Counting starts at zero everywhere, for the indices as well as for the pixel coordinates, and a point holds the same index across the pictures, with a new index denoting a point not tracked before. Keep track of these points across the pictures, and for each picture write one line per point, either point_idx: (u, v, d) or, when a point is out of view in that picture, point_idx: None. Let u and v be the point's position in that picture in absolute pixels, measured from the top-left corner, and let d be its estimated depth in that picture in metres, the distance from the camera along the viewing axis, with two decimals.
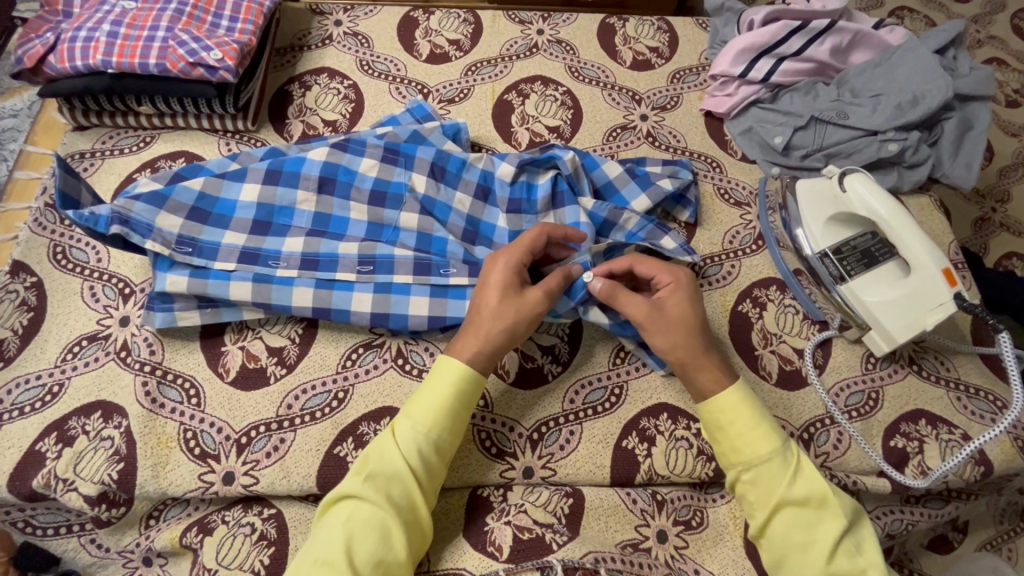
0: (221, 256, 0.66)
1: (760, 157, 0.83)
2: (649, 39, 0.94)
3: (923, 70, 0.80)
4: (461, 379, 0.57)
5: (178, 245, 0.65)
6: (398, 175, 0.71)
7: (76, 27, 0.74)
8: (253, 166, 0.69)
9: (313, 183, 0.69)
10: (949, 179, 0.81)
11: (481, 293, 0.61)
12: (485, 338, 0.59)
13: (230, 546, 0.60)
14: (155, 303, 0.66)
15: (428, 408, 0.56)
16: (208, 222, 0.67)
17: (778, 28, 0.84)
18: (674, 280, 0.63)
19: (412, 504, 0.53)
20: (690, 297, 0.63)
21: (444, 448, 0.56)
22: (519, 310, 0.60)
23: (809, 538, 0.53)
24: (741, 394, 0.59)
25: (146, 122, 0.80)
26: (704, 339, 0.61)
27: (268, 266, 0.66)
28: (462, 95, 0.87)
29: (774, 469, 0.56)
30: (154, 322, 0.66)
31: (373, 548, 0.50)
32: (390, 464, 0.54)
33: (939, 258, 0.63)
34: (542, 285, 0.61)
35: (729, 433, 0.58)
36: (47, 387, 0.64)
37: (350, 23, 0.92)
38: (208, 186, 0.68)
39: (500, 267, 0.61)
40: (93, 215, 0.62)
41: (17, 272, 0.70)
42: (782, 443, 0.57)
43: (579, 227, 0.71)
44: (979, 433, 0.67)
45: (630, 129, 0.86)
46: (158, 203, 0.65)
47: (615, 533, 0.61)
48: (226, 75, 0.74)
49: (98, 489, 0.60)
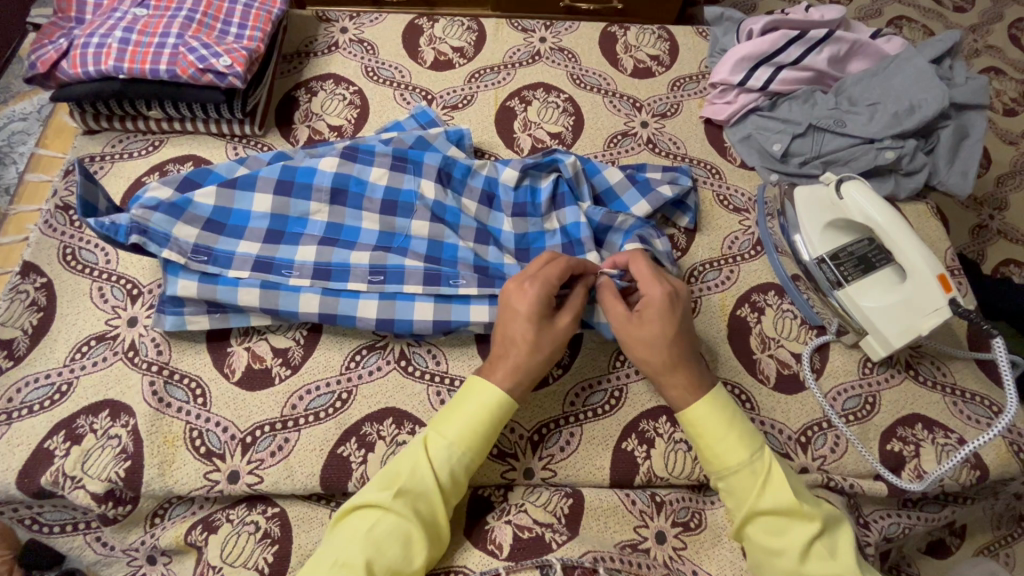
0: (235, 264, 0.67)
1: (759, 164, 0.85)
2: (650, 48, 0.95)
3: (919, 79, 0.82)
4: (496, 404, 0.57)
5: (194, 254, 0.66)
6: (407, 182, 0.73)
7: (88, 34, 0.76)
8: (264, 176, 0.70)
9: (325, 193, 0.71)
10: (945, 186, 0.83)
11: (510, 323, 0.60)
12: (522, 370, 0.59)
13: (234, 544, 0.60)
14: (166, 306, 0.67)
15: (463, 429, 0.57)
16: (224, 232, 0.68)
17: (777, 37, 0.86)
18: (647, 296, 0.61)
19: (434, 520, 0.54)
20: (665, 314, 0.60)
21: (472, 468, 0.57)
22: (553, 339, 0.61)
23: (781, 545, 0.54)
24: (712, 404, 0.59)
25: (155, 126, 0.81)
26: (678, 353, 0.60)
27: (281, 274, 0.67)
28: (465, 101, 0.88)
29: (742, 479, 0.56)
30: (164, 324, 0.67)
31: (395, 559, 0.50)
32: (420, 482, 0.54)
33: (934, 264, 0.64)
34: (569, 308, 0.63)
35: (706, 442, 0.58)
36: (56, 386, 0.65)
37: (356, 31, 0.93)
38: (221, 197, 0.69)
39: (529, 297, 0.60)
40: (113, 224, 0.64)
41: (28, 273, 0.71)
42: (751, 453, 0.57)
43: (579, 229, 0.73)
44: (974, 437, 0.68)
45: (630, 136, 0.87)
46: (175, 214, 0.67)
47: (614, 534, 0.61)
48: (235, 81, 0.75)
49: (104, 487, 0.61)
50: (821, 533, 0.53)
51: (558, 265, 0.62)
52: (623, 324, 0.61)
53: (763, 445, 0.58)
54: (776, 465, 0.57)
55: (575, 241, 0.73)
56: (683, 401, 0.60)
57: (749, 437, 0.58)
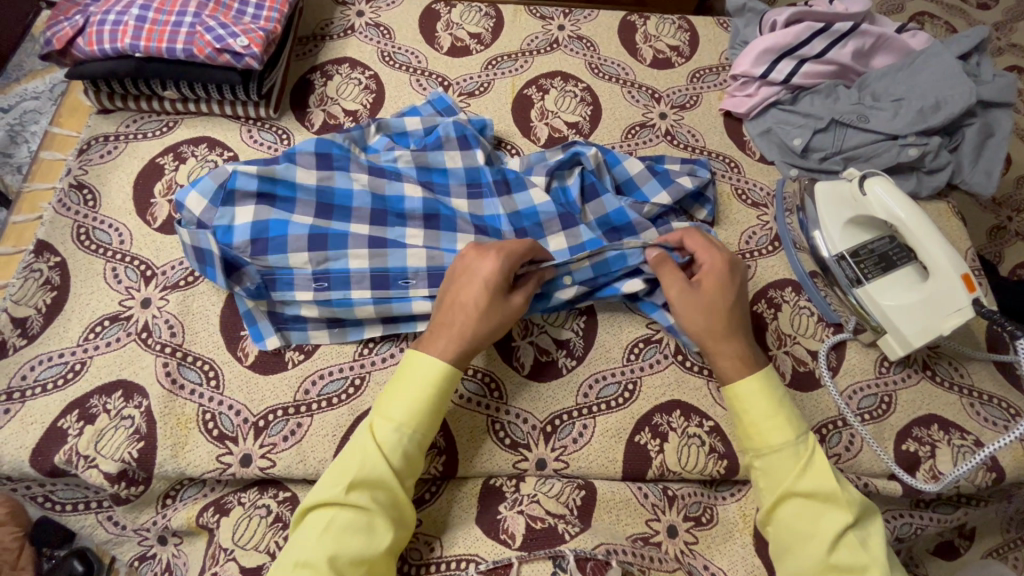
0: (354, 284, 0.66)
1: (779, 158, 0.84)
2: (670, 38, 0.94)
3: (946, 76, 0.80)
4: (439, 377, 0.57)
5: (316, 282, 0.66)
6: (488, 208, 0.73)
7: (104, 10, 0.75)
8: (358, 205, 0.70)
9: (419, 219, 0.70)
10: (967, 185, 0.81)
11: (466, 290, 0.61)
12: (470, 339, 0.59)
13: (246, 527, 0.60)
14: (289, 322, 0.68)
15: (409, 408, 0.56)
16: (330, 249, 0.67)
17: (801, 28, 0.84)
18: (709, 261, 0.64)
19: (395, 502, 0.54)
20: (726, 281, 0.63)
21: (424, 444, 0.57)
22: (504, 312, 0.61)
23: (803, 537, 0.54)
24: (762, 382, 0.59)
25: (169, 107, 0.80)
26: (735, 323, 0.62)
27: (398, 287, 0.67)
28: (482, 88, 0.87)
29: (785, 459, 0.57)
30: (290, 339, 0.68)
31: (357, 548, 0.50)
32: (372, 468, 0.53)
33: (959, 263, 0.63)
34: (524, 290, 0.63)
35: (751, 417, 0.59)
36: (69, 365, 0.65)
37: (372, 14, 0.92)
38: (319, 219, 0.68)
39: (491, 265, 0.61)
40: (256, 287, 0.66)
41: (41, 252, 0.71)
42: (797, 436, 0.57)
43: (626, 215, 0.73)
44: (991, 439, 0.68)
45: (648, 127, 0.86)
46: (283, 248, 0.66)
47: (626, 526, 0.61)
48: (252, 61, 0.74)
49: (118, 467, 0.61)
50: (826, 533, 0.53)
51: (526, 244, 0.64)
52: (683, 291, 0.63)
53: (808, 430, 0.59)
54: (820, 454, 0.57)
55: (618, 229, 0.73)
56: (735, 376, 0.60)
57: (797, 422, 0.58)
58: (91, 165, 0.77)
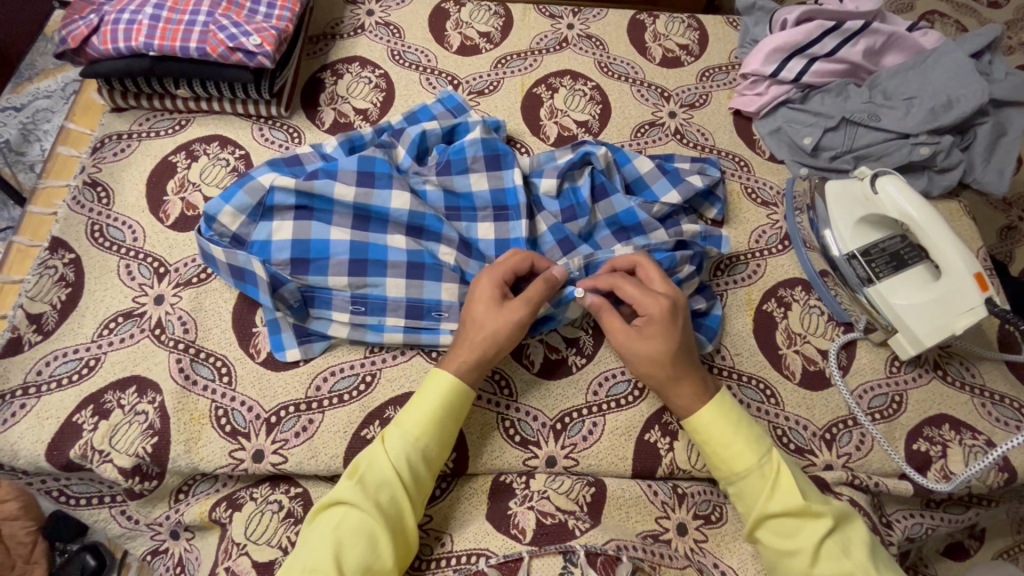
0: (390, 311, 0.67)
1: (789, 157, 0.84)
2: (680, 37, 0.94)
3: (959, 73, 0.79)
4: (449, 391, 0.58)
5: (354, 305, 0.67)
6: (513, 230, 0.72)
7: (119, 9, 0.75)
8: (395, 219, 0.69)
9: (455, 243, 0.70)
10: (979, 184, 0.81)
11: (470, 305, 0.63)
12: (474, 351, 0.60)
13: (258, 521, 0.61)
14: (312, 336, 0.68)
15: (418, 421, 0.57)
16: (369, 274, 0.67)
17: (812, 27, 0.84)
18: (650, 308, 0.61)
19: (401, 514, 0.54)
20: (668, 328, 0.61)
21: (434, 459, 0.57)
22: (501, 317, 0.61)
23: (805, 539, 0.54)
24: (718, 410, 0.59)
25: (182, 105, 0.81)
26: (682, 363, 0.61)
27: (432, 318, 0.68)
28: (492, 87, 0.87)
29: (754, 482, 0.57)
30: (312, 351, 0.68)
31: (361, 557, 0.50)
32: (380, 474, 0.54)
33: (972, 262, 0.63)
34: (524, 295, 0.61)
35: (713, 446, 0.59)
36: (84, 361, 0.65)
37: (382, 14, 0.92)
38: (357, 236, 0.68)
39: (487, 280, 0.63)
40: (297, 303, 0.66)
41: (56, 248, 0.72)
42: (760, 457, 0.57)
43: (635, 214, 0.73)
44: (1003, 439, 0.67)
45: (658, 126, 0.86)
46: (325, 270, 0.67)
47: (636, 524, 0.61)
48: (264, 60, 0.75)
49: (132, 462, 0.61)
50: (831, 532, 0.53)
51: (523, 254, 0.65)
52: (625, 335, 0.61)
53: (773, 448, 0.59)
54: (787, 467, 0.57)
55: (629, 228, 0.73)
56: (693, 407, 0.60)
57: (759, 441, 0.59)
58: (104, 163, 0.78)
